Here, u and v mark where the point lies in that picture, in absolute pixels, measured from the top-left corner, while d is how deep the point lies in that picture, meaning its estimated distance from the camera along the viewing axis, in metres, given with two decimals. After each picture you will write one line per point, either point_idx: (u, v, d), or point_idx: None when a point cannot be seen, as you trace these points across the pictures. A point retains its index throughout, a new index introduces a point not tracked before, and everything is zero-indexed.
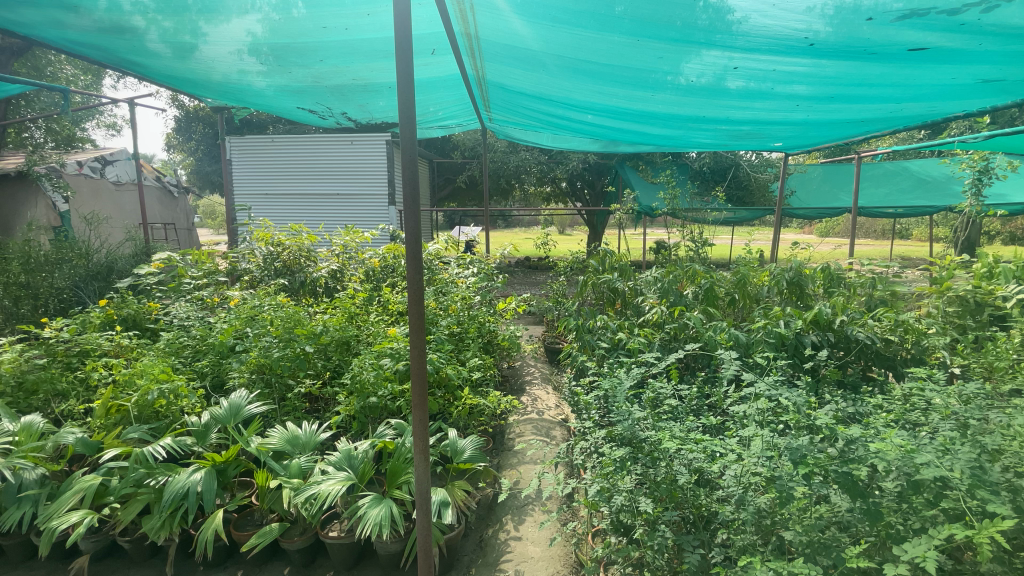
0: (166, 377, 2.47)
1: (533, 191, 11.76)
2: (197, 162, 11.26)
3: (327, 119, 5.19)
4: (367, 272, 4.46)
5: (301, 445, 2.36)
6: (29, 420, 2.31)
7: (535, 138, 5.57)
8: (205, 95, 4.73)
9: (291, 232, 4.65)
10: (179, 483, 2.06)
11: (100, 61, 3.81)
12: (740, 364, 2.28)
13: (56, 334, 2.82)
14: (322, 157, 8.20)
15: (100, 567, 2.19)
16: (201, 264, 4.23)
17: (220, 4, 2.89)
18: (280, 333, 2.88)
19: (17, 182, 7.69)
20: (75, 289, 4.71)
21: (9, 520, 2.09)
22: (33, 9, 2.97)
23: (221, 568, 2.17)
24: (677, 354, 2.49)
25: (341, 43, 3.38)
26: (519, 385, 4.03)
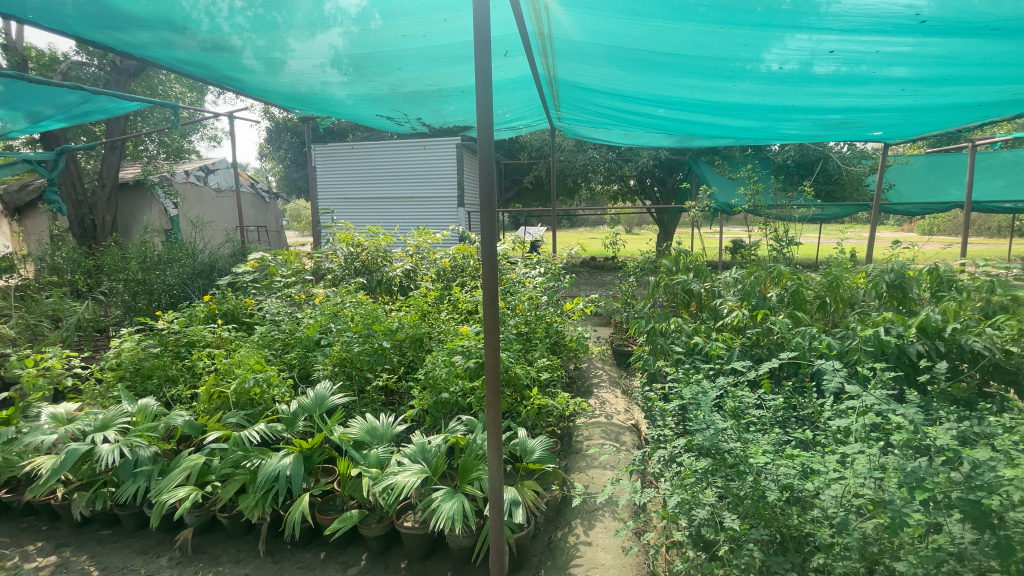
0: (261, 367, 2.68)
1: (600, 190, 11.57)
2: (286, 169, 12.18)
3: (402, 124, 5.39)
4: (438, 272, 4.59)
5: (378, 437, 2.46)
6: (144, 402, 2.57)
7: (605, 136, 5.47)
8: (293, 106, 5.07)
9: (369, 233, 4.87)
10: (271, 466, 2.22)
11: (205, 79, 4.21)
12: (843, 375, 2.10)
13: (168, 326, 3.14)
14: (396, 161, 8.55)
15: (203, 540, 2.39)
16: (290, 263, 4.52)
17: (306, 22, 3.08)
18: (359, 330, 3.03)
19: (136, 190, 8.70)
20: (183, 286, 5.20)
21: (128, 492, 2.34)
22: (149, 35, 3.32)
23: (305, 549, 2.31)
24: (769, 362, 2.32)
25: (416, 51, 3.50)
26: (586, 387, 3.97)
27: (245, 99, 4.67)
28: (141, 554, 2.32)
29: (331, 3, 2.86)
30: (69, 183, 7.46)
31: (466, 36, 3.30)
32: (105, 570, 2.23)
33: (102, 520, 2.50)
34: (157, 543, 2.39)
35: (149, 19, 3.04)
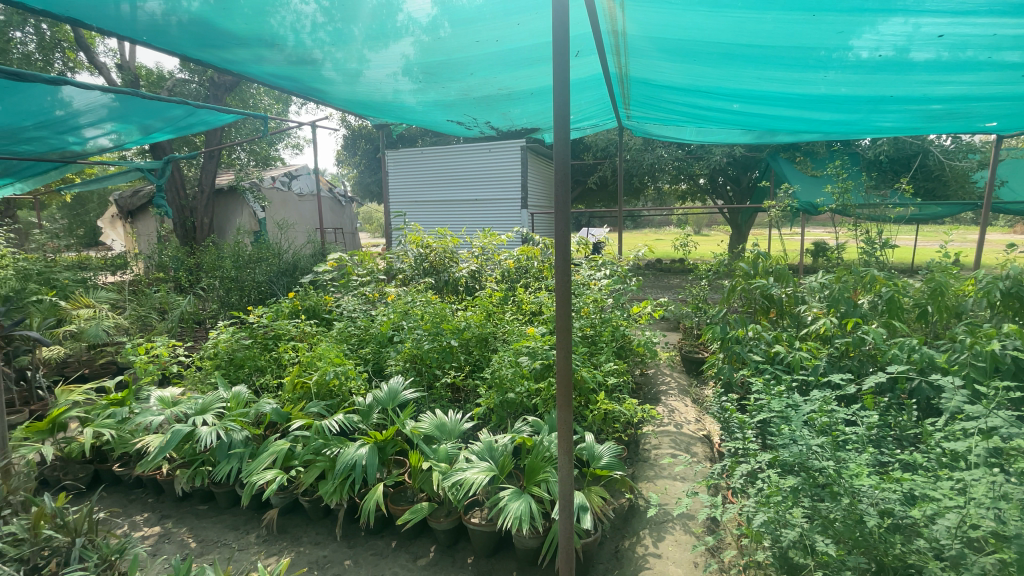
0: (340, 360, 2.82)
1: (667, 190, 11.21)
2: (360, 174, 12.84)
3: (470, 128, 5.49)
4: (503, 274, 4.63)
5: (447, 433, 2.52)
6: (237, 390, 2.78)
7: (676, 133, 5.29)
8: (369, 114, 5.32)
9: (437, 235, 5.01)
10: (348, 455, 2.33)
11: (293, 91, 4.52)
12: (964, 394, 1.88)
13: (258, 320, 3.40)
14: (463, 164, 8.75)
15: (286, 520, 2.56)
16: (365, 263, 4.76)
17: (381, 33, 3.22)
18: (429, 328, 3.13)
19: (230, 195, 9.51)
20: (270, 283, 5.61)
21: (223, 472, 2.54)
22: (243, 53, 3.60)
23: (378, 537, 2.41)
24: (874, 376, 2.14)
25: (485, 56, 3.56)
26: (654, 394, 3.86)
27: (327, 108, 4.96)
28: (232, 530, 2.52)
29: (402, 13, 2.99)
30: (173, 187, 8.31)
31: (534, 39, 3.32)
32: (202, 542, 2.44)
33: (199, 496, 2.74)
34: (247, 520, 2.59)
35: (243, 37, 3.30)
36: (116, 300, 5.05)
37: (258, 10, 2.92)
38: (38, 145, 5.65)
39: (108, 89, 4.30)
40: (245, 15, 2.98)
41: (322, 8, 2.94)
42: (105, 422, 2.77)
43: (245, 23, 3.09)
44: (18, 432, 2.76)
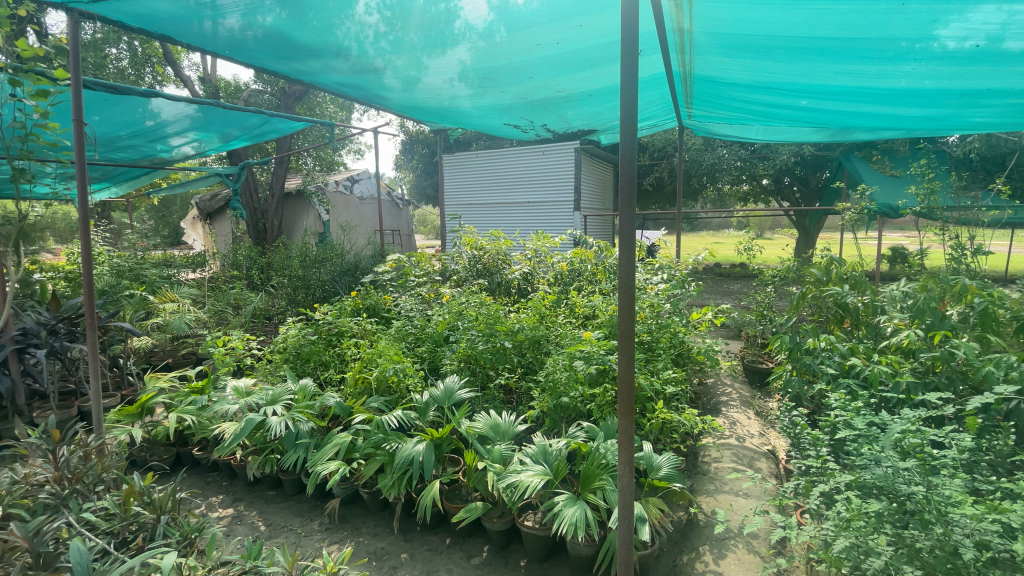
0: (398, 358, 2.91)
1: (727, 191, 10.78)
2: (417, 177, 13.21)
3: (526, 131, 5.51)
4: (556, 276, 4.60)
5: (501, 434, 2.53)
6: (304, 383, 2.92)
7: (740, 132, 5.07)
8: (427, 119, 5.45)
9: (492, 238, 5.06)
10: (406, 451, 2.39)
11: (358, 99, 4.72)
12: None
13: (323, 317, 3.57)
14: (516, 167, 8.80)
15: (347, 510, 2.66)
16: (422, 264, 4.89)
17: (438, 40, 3.30)
18: (483, 329, 3.17)
19: (297, 199, 10.06)
20: (333, 282, 5.90)
21: (290, 460, 2.68)
22: (311, 63, 3.79)
23: (433, 532, 2.46)
24: (979, 395, 1.94)
25: (541, 60, 3.57)
26: (713, 405, 3.73)
27: (388, 114, 5.13)
28: (298, 516, 2.65)
29: (460, 20, 3.05)
30: (248, 192, 8.89)
31: (591, 42, 3.29)
32: (270, 526, 2.58)
33: (268, 482, 2.90)
34: (310, 508, 2.72)
35: (311, 49, 3.48)
36: (197, 295, 5.46)
37: (325, 21, 3.07)
38: (132, 153, 6.21)
39: (191, 100, 4.66)
40: (314, 27, 3.14)
41: (384, 18, 3.05)
42: (187, 408, 2.98)
43: (313, 35, 3.26)
44: (113, 414, 3.00)
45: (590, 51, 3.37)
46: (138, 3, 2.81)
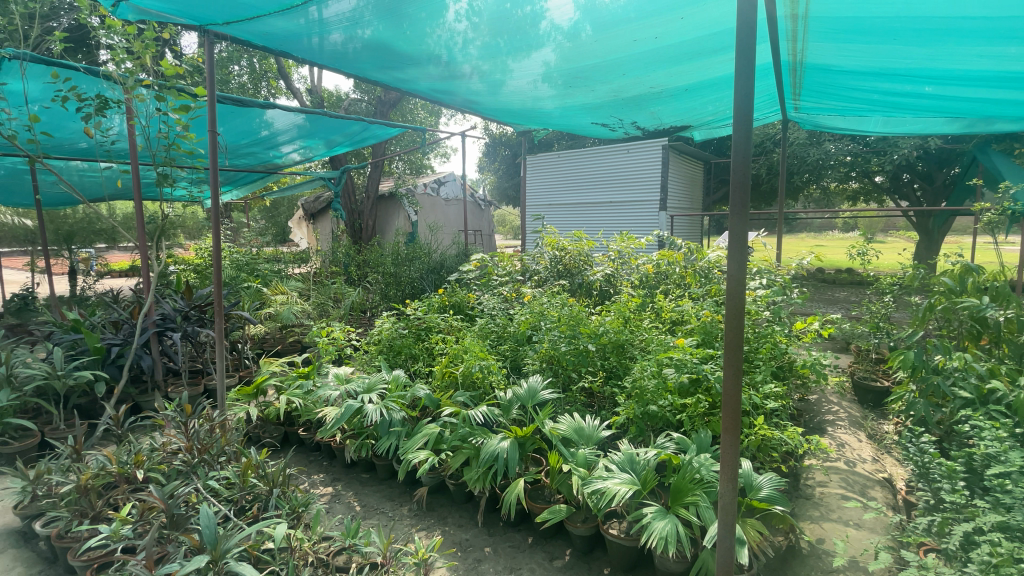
0: (484, 356, 2.97)
1: (833, 190, 9.86)
2: (499, 179, 13.45)
3: (615, 130, 5.40)
4: (641, 279, 4.43)
5: (585, 437, 2.49)
6: (396, 374, 3.08)
7: (854, 125, 4.60)
8: (513, 121, 5.52)
9: (574, 238, 4.97)
10: (491, 447, 2.42)
11: (451, 104, 4.89)
12: None
13: (412, 312, 3.74)
14: (600, 166, 8.65)
15: (434, 499, 2.76)
16: (505, 264, 4.97)
17: (524, 43, 3.33)
18: (565, 330, 3.13)
19: (388, 201, 10.65)
20: (421, 279, 6.21)
21: (383, 446, 2.83)
22: (405, 71, 3.97)
23: (516, 530, 2.48)
24: None
25: (629, 58, 3.48)
26: (817, 424, 3.43)
27: (475, 117, 5.26)
28: (389, 500, 2.79)
29: (546, 21, 3.06)
30: (346, 196, 9.59)
31: (684, 37, 3.15)
32: (365, 507, 2.74)
33: (362, 466, 3.09)
34: (400, 494, 2.85)
35: (406, 58, 3.65)
36: (302, 289, 5.98)
37: (417, 30, 3.20)
38: (250, 160, 6.90)
39: (298, 110, 5.05)
40: (406, 37, 3.29)
41: (472, 25, 3.13)
42: (295, 391, 3.25)
43: (405, 44, 3.42)
44: (233, 393, 3.34)
45: (685, 45, 3.22)
46: (260, 24, 3.11)
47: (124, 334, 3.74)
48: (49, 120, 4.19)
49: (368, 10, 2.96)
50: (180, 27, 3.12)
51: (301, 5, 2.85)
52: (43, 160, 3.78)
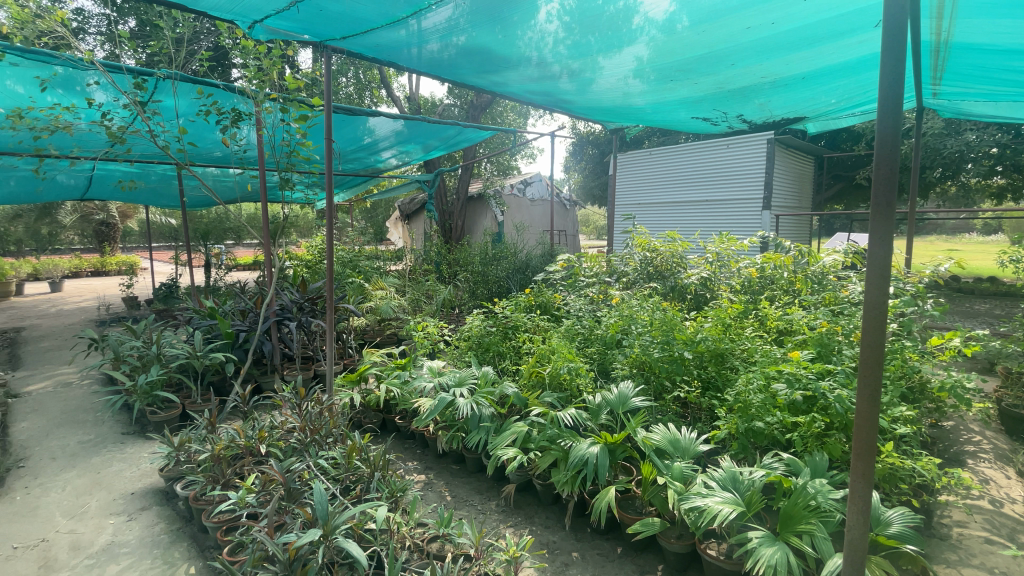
0: (572, 357, 2.93)
1: (975, 186, 8.57)
2: (585, 178, 13.28)
3: (717, 124, 5.10)
4: (742, 284, 4.12)
5: (681, 450, 2.36)
6: (485, 370, 3.14)
7: (1009, 112, 3.96)
8: (604, 119, 5.41)
9: (667, 239, 4.70)
10: (580, 451, 2.37)
11: (544, 104, 4.89)
12: None
13: (501, 311, 3.80)
14: (695, 165, 8.24)
15: (521, 497, 2.78)
16: (593, 265, 4.88)
17: (615, 40, 3.25)
18: (658, 335, 3.00)
19: (477, 202, 10.95)
20: (507, 279, 6.33)
21: (473, 440, 2.90)
22: (497, 75, 4.04)
23: (604, 538, 2.43)
24: None
25: (731, 48, 3.26)
26: (955, 454, 3.00)
27: (566, 117, 5.23)
28: (477, 494, 2.86)
29: (639, 15, 2.95)
30: (438, 197, 10.06)
31: (799, 22, 2.89)
32: (455, 498, 2.83)
33: (453, 457, 3.19)
34: (488, 488, 2.91)
35: (500, 61, 3.70)
36: (399, 285, 6.33)
37: (509, 34, 3.24)
38: (356, 164, 7.45)
39: (395, 115, 5.31)
40: (497, 41, 3.34)
41: (563, 24, 3.11)
42: (393, 381, 3.44)
43: (497, 48, 3.47)
44: (339, 379, 3.61)
45: (800, 30, 2.95)
46: (369, 37, 3.32)
47: (249, 321, 4.20)
48: (194, 132, 4.80)
49: (463, 18, 3.04)
50: (303, 44, 3.40)
51: (404, 16, 3.00)
52: (188, 167, 4.34)
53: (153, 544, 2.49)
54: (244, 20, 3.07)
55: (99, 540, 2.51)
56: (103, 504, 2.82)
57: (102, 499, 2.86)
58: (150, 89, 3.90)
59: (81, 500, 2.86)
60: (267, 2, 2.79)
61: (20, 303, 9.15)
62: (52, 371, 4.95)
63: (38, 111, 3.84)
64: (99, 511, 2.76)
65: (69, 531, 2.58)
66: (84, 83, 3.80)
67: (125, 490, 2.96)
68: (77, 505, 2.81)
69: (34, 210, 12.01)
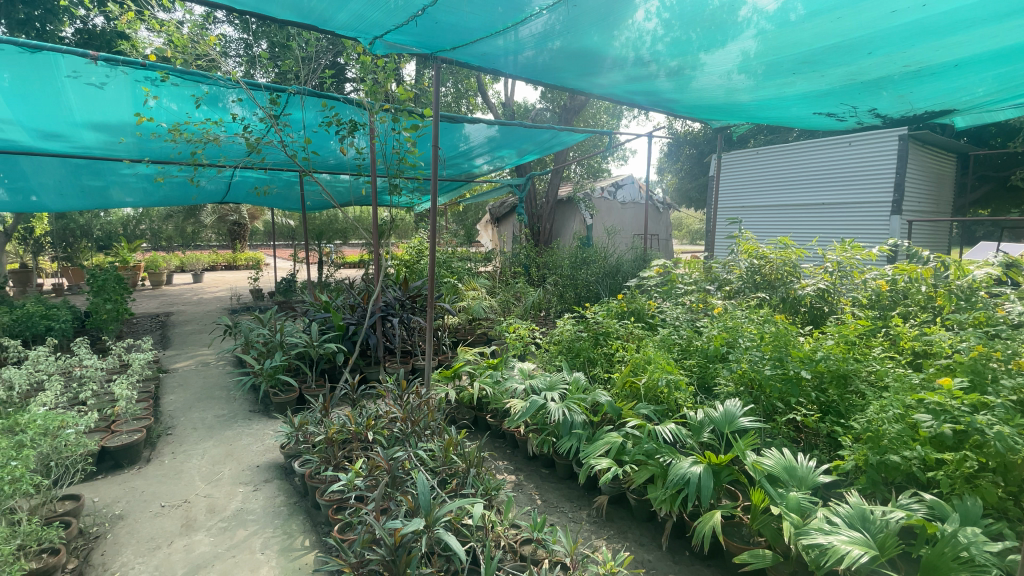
0: (672, 369, 2.79)
1: None
2: (680, 180, 12.72)
3: (844, 120, 4.63)
4: (868, 298, 3.67)
5: (798, 479, 2.15)
6: (577, 376, 3.10)
7: None
8: (707, 118, 5.12)
9: (778, 246, 4.32)
10: (681, 469, 2.23)
11: (647, 104, 4.75)
12: None
13: (593, 317, 3.72)
14: (810, 166, 7.57)
15: (613, 509, 2.71)
16: (692, 272, 4.64)
17: (719, 33, 3.05)
18: (770, 351, 2.76)
19: (567, 205, 10.90)
20: (597, 283, 6.21)
21: (564, 446, 2.86)
22: (597, 77, 3.97)
23: (705, 563, 2.29)
24: None
25: (857, 36, 2.92)
26: None
27: (665, 116, 5.02)
28: (569, 501, 2.83)
29: (746, 7, 2.75)
30: (529, 201, 10.20)
31: (944, 5, 2.53)
32: (545, 502, 2.82)
33: (543, 461, 3.18)
34: (579, 496, 2.87)
35: (601, 63, 3.64)
36: (490, 286, 6.48)
37: (606, 36, 3.18)
38: (454, 170, 7.76)
39: (492, 121, 5.43)
40: (594, 43, 3.29)
41: (663, 21, 2.98)
42: (486, 380, 3.51)
43: (597, 51, 3.43)
44: (436, 375, 3.75)
45: (945, 13, 2.58)
46: (478, 46, 3.40)
47: (358, 315, 4.53)
48: (316, 142, 5.29)
49: (561, 23, 3.03)
50: (416, 56, 3.59)
51: (506, 26, 3.07)
52: (309, 173, 4.77)
53: (275, 514, 2.75)
54: (366, 37, 3.31)
55: (230, 506, 2.83)
56: (234, 473, 3.18)
57: (233, 469, 3.22)
58: (282, 104, 4.34)
59: (217, 468, 3.25)
60: (388, 19, 2.98)
61: (170, 292, 10.66)
62: (194, 352, 5.69)
63: (193, 125, 4.43)
64: (231, 479, 3.12)
65: (207, 495, 2.94)
66: (228, 100, 4.31)
67: (251, 462, 3.32)
68: (214, 472, 3.19)
69: (184, 211, 13.96)
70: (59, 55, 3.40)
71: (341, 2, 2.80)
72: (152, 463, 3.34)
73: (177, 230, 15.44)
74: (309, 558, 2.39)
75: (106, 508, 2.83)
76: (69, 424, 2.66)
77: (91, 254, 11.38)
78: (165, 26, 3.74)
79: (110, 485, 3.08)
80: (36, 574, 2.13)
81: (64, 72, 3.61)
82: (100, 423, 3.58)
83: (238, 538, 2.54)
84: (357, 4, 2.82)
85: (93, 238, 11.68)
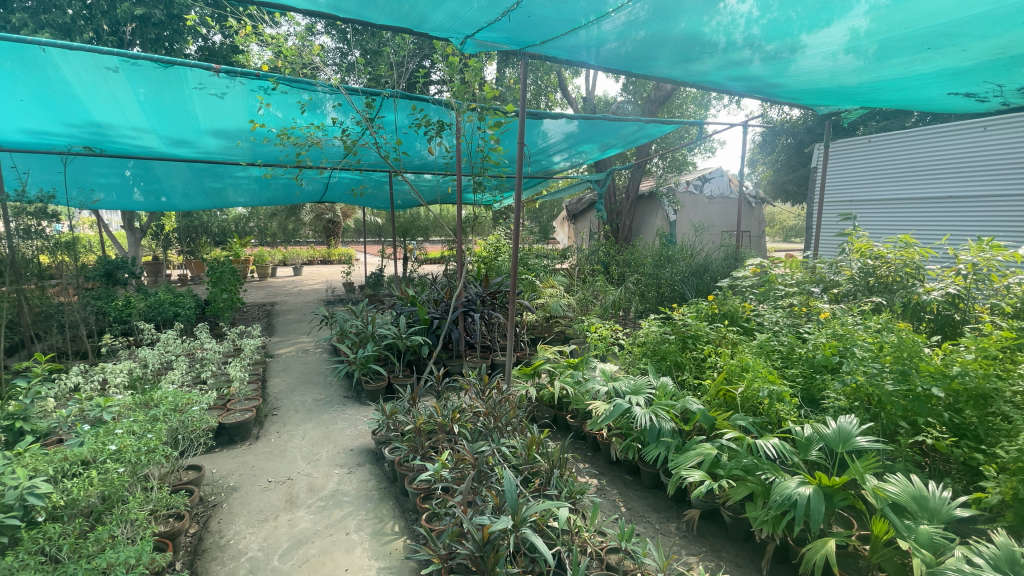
0: (774, 379, 2.57)
1: None
2: (775, 173, 11.87)
3: (986, 100, 4.02)
4: (1013, 306, 3.14)
5: (930, 511, 1.90)
6: (665, 381, 2.94)
7: None
8: (813, 103, 4.67)
9: (899, 245, 3.85)
10: (786, 489, 2.04)
11: (742, 91, 4.41)
12: None
13: (681, 318, 3.52)
14: (935, 153, 6.73)
15: (704, 525, 2.56)
16: (794, 272, 4.29)
17: (824, 11, 2.75)
18: (892, 363, 2.47)
19: (649, 200, 10.53)
20: (682, 283, 5.91)
21: (651, 453, 2.73)
22: (686, 64, 3.75)
23: None
24: None
25: (1002, 4, 2.50)
26: None
27: (761, 103, 4.66)
28: (655, 511, 2.72)
29: None
30: (609, 197, 10.07)
31: None
32: (630, 510, 2.73)
33: (627, 467, 3.09)
34: (666, 508, 2.75)
35: (692, 50, 3.42)
36: (569, 284, 6.40)
37: (694, 23, 2.98)
38: (535, 168, 7.78)
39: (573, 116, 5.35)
40: (683, 30, 3.10)
41: (759, 2, 2.74)
42: (567, 379, 3.46)
43: (685, 38, 3.23)
44: (516, 371, 3.76)
45: None
46: (565, 40, 3.33)
47: (442, 309, 4.67)
48: (405, 142, 5.51)
49: (646, 12, 2.88)
50: (505, 53, 3.61)
51: (589, 19, 2.99)
52: (399, 173, 4.98)
53: (367, 497, 2.91)
54: (458, 36, 3.37)
55: (328, 486, 3.02)
56: (330, 455, 3.40)
57: (330, 451, 3.45)
58: (376, 107, 4.55)
59: (316, 449, 3.49)
60: (481, 15, 3.00)
61: (274, 283, 11.69)
62: (295, 339, 6.19)
63: (296, 129, 4.78)
64: (328, 460, 3.34)
65: (308, 474, 3.17)
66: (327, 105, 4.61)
67: (345, 445, 3.53)
68: (313, 453, 3.43)
69: (286, 210, 15.21)
70: (186, 69, 3.80)
71: (436, 2, 2.85)
72: (261, 440, 3.66)
73: (281, 228, 16.85)
74: (398, 544, 2.49)
75: (222, 479, 3.13)
76: (194, 401, 2.98)
77: (210, 249, 12.75)
78: (275, 39, 4.05)
79: (225, 458, 3.41)
80: (165, 536, 2.40)
81: (191, 85, 4.03)
82: (219, 401, 3.99)
83: (335, 517, 2.71)
84: (452, 4, 2.86)
85: (212, 234, 13.07)
